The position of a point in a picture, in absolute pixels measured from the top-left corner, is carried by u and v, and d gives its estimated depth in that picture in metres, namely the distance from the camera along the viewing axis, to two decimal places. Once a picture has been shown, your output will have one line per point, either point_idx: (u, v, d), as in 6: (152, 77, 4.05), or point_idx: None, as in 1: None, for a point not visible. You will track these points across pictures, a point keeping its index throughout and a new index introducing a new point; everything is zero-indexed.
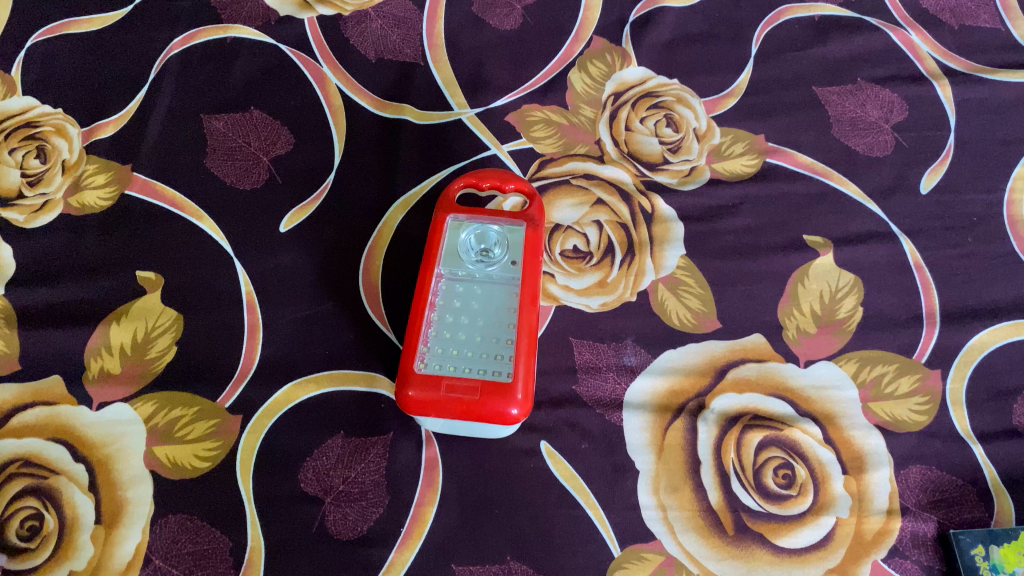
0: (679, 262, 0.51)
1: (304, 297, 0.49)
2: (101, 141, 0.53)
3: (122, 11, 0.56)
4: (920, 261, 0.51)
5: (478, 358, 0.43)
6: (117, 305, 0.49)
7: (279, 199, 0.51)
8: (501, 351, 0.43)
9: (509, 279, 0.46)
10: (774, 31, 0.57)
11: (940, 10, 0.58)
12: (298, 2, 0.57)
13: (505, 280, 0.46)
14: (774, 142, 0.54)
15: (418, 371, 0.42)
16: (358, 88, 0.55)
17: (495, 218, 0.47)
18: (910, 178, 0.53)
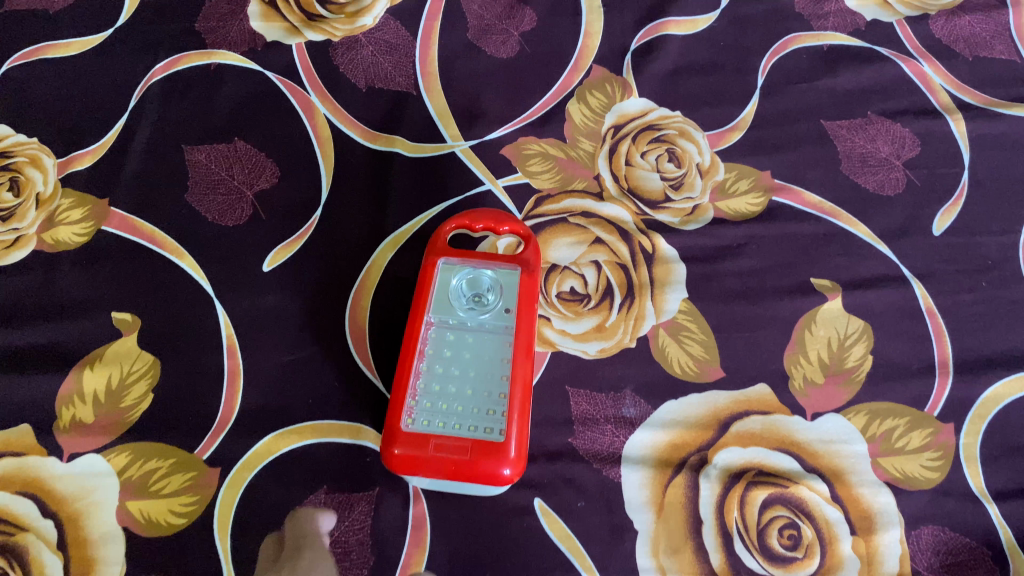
0: (681, 306, 0.49)
1: (288, 341, 0.47)
2: (77, 173, 0.50)
3: (103, 35, 0.54)
4: (932, 307, 0.49)
5: (468, 415, 0.41)
6: (91, 349, 0.46)
7: (263, 236, 0.49)
8: (493, 407, 0.41)
9: (503, 328, 0.44)
10: (781, 61, 0.55)
11: (954, 40, 0.56)
12: (285, 27, 0.54)
13: (498, 329, 0.44)
14: (781, 179, 0.52)
15: (405, 428, 0.40)
16: (348, 119, 0.52)
17: (489, 262, 0.45)
18: (923, 218, 0.51)
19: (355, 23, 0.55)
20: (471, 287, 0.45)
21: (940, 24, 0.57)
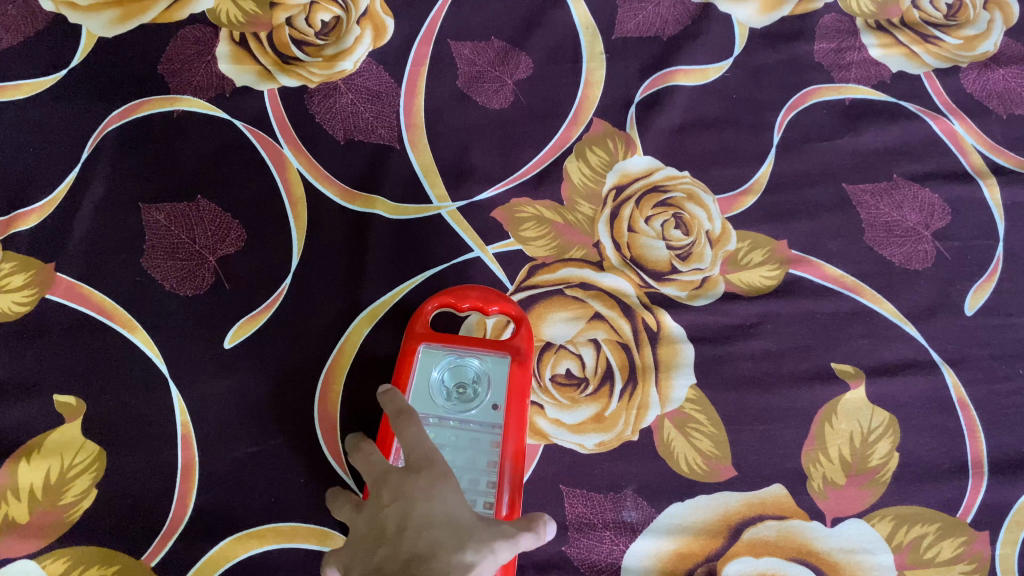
0: (688, 394, 0.44)
1: (250, 430, 0.42)
2: (21, 234, 0.45)
3: (55, 76, 0.49)
4: (965, 398, 0.44)
5: None
6: (28, 438, 0.41)
7: (226, 307, 0.44)
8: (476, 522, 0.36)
9: (489, 425, 0.39)
10: (799, 117, 0.50)
11: (987, 95, 0.51)
12: (257, 70, 0.49)
13: (484, 427, 0.39)
14: (798, 249, 0.47)
15: None
16: (323, 175, 0.47)
17: (475, 349, 0.40)
18: (953, 296, 0.47)
19: (334, 67, 0.50)
20: (454, 378, 0.40)
21: (972, 78, 0.52)
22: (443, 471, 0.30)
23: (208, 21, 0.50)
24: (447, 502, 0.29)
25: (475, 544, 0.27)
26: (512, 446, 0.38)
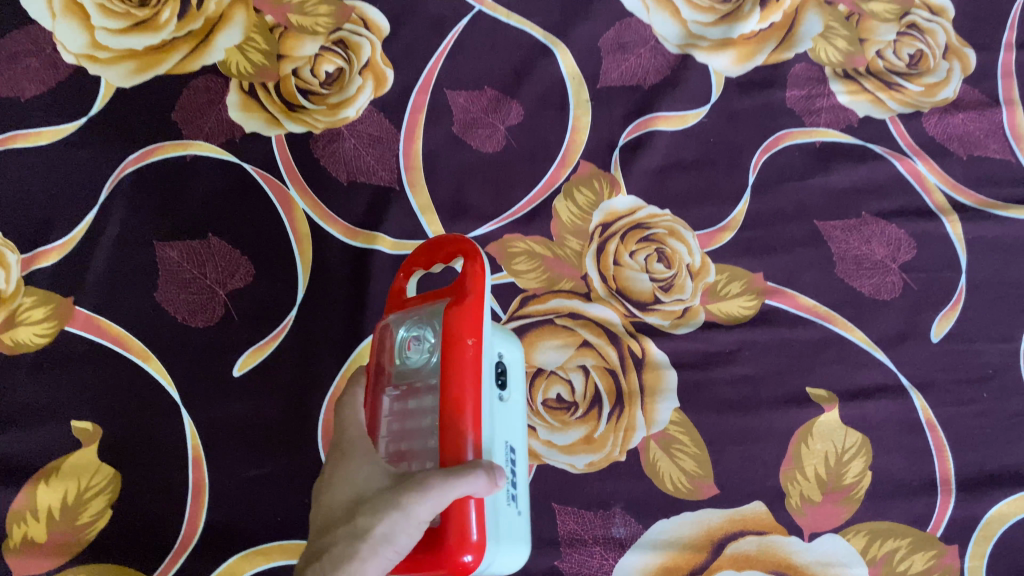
0: (672, 417, 0.46)
1: (258, 453, 0.44)
2: (41, 271, 0.48)
3: (76, 123, 0.52)
4: (933, 419, 0.47)
5: None
6: (48, 460, 0.44)
7: (235, 339, 0.47)
8: None
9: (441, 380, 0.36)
10: (772, 158, 0.54)
11: (948, 138, 0.55)
12: (266, 117, 0.53)
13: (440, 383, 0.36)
14: (774, 281, 0.50)
15: None
16: (327, 214, 0.51)
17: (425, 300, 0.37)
18: (921, 324, 0.50)
19: (338, 115, 0.53)
20: (414, 334, 0.37)
21: (933, 122, 0.55)
22: (361, 451, 0.35)
23: (219, 71, 0.53)
24: (355, 481, 0.34)
25: (381, 507, 0.32)
26: (453, 399, 0.34)
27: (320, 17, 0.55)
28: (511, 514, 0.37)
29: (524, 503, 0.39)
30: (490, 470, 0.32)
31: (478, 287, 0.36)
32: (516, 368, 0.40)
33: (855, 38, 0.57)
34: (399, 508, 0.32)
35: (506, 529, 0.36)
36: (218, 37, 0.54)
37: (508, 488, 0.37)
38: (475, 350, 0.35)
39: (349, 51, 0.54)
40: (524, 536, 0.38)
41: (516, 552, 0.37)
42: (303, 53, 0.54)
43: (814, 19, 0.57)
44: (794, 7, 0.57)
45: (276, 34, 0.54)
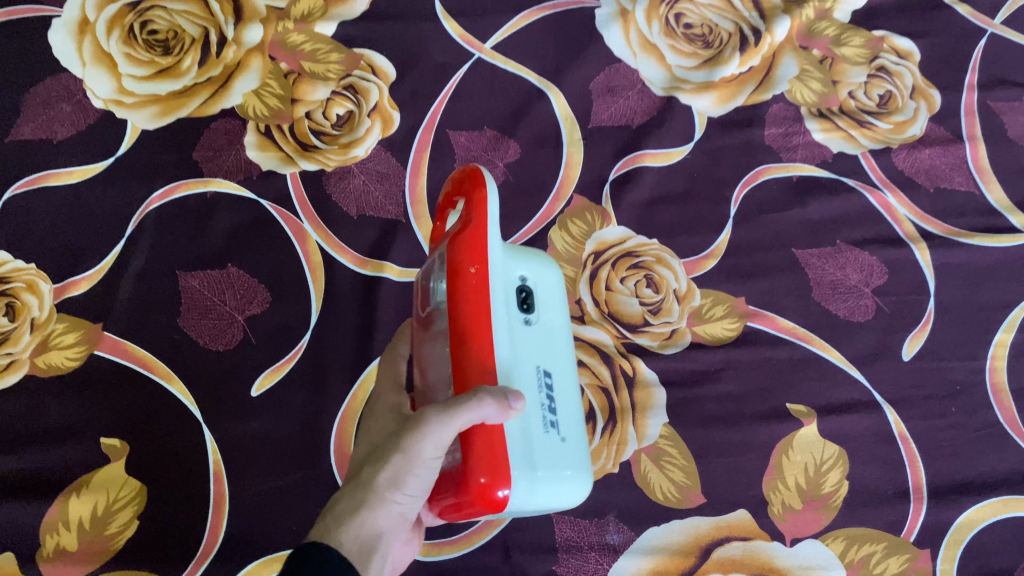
0: (662, 431, 0.50)
1: (277, 466, 0.48)
2: (73, 298, 0.51)
3: (104, 163, 0.56)
4: (905, 432, 0.51)
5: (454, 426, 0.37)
6: (78, 475, 0.47)
7: (254, 360, 0.50)
8: None
9: None
10: (752, 192, 0.58)
11: (917, 172, 0.59)
12: (281, 156, 0.57)
13: None
14: (755, 305, 0.54)
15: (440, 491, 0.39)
16: (339, 245, 0.54)
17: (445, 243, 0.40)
18: (893, 344, 0.53)
19: (348, 153, 0.57)
20: (432, 274, 0.41)
21: (902, 157, 0.59)
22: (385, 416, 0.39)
23: (237, 114, 0.58)
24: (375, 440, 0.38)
25: (386, 455, 0.36)
26: (464, 326, 0.36)
27: (331, 64, 0.59)
28: (551, 436, 0.38)
29: (570, 428, 0.39)
30: (496, 396, 0.33)
31: (478, 215, 0.38)
32: (545, 294, 0.42)
33: (829, 80, 0.62)
34: (400, 452, 0.35)
35: (547, 452, 0.37)
36: (237, 82, 0.58)
37: (545, 411, 0.38)
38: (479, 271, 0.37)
39: (359, 95, 0.59)
40: (575, 462, 0.39)
41: (569, 476, 0.38)
42: (315, 97, 0.58)
43: (790, 63, 0.62)
44: (771, 52, 0.62)
45: (290, 79, 0.58)
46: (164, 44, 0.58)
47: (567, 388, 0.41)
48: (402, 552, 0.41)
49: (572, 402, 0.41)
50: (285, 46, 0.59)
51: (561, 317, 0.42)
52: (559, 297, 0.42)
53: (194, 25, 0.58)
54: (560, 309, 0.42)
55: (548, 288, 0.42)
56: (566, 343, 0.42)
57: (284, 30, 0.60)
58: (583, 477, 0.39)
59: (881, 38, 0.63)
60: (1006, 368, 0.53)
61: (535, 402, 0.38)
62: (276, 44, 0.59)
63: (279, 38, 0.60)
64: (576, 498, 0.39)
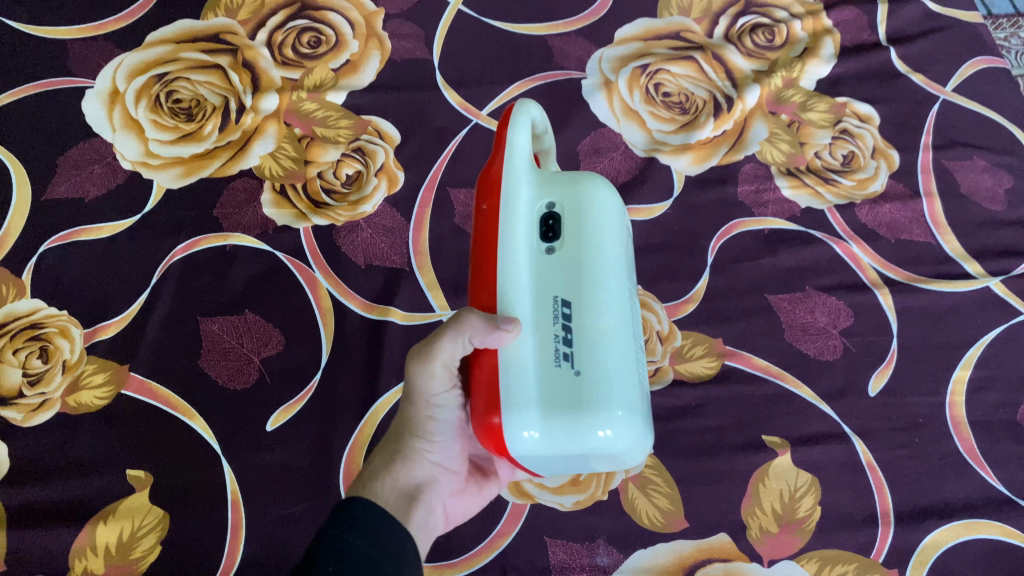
0: (647, 461, 0.54)
1: (292, 494, 0.52)
2: (102, 341, 0.56)
3: (131, 219, 0.61)
4: (872, 461, 0.55)
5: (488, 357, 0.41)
6: (105, 503, 0.51)
7: (269, 398, 0.55)
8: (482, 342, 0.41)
9: None
10: (727, 243, 0.63)
11: (878, 225, 0.64)
12: (295, 212, 0.62)
13: None
14: (731, 345, 0.58)
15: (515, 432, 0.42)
16: (348, 292, 0.59)
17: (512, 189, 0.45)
18: (859, 381, 0.58)
19: (357, 209, 0.62)
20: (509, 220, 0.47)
21: (865, 211, 0.65)
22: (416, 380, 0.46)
23: (254, 175, 0.63)
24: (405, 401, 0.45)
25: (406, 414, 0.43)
26: (480, 260, 0.41)
27: (341, 130, 0.65)
28: (559, 372, 0.37)
29: (595, 360, 0.37)
30: (478, 322, 0.37)
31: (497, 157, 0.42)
32: (578, 216, 0.39)
33: (796, 141, 0.67)
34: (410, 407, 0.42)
35: (554, 392, 0.36)
36: (254, 146, 0.64)
37: (558, 346, 0.37)
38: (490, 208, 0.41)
39: (366, 157, 0.64)
40: (615, 399, 0.36)
41: (614, 417, 0.36)
42: (326, 158, 0.63)
43: (761, 126, 0.68)
44: (743, 117, 0.68)
45: (303, 143, 0.64)
46: (187, 111, 0.64)
47: (606, 313, 0.38)
48: (463, 503, 0.47)
49: (623, 329, 0.38)
50: (299, 113, 0.65)
51: (601, 235, 0.39)
52: (600, 213, 0.40)
53: (215, 94, 0.65)
54: (600, 226, 0.39)
55: (583, 206, 0.40)
56: (617, 265, 0.39)
57: (298, 100, 0.66)
58: (619, 413, 0.36)
59: (843, 103, 0.69)
60: (964, 403, 0.57)
61: (546, 338, 0.38)
62: (291, 112, 0.65)
63: (293, 106, 0.65)
64: (626, 444, 0.36)
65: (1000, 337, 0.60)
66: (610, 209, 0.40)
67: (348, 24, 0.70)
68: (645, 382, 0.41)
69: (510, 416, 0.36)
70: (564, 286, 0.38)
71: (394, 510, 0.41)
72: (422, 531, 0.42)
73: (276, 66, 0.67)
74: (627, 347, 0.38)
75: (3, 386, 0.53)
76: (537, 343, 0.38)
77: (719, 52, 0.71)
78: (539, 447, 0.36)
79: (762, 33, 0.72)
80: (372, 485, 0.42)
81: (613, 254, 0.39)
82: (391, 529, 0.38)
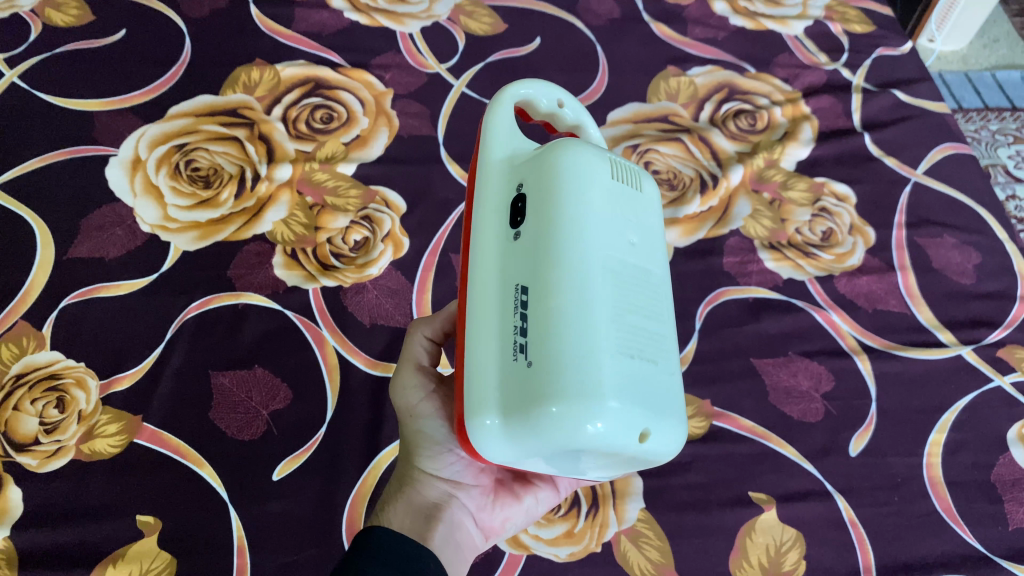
0: (639, 514, 0.56)
1: (298, 541, 0.54)
2: (117, 392, 0.58)
3: (148, 277, 0.64)
4: (854, 517, 0.57)
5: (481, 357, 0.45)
6: (114, 548, 0.52)
7: (275, 449, 0.57)
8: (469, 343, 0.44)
9: None
10: (715, 310, 0.66)
11: (856, 295, 0.68)
12: (304, 273, 0.65)
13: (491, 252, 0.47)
14: (719, 406, 0.61)
15: None
16: (354, 349, 0.62)
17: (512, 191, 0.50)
18: (841, 441, 0.60)
19: (364, 272, 0.66)
20: None
21: (843, 282, 0.68)
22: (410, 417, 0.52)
23: (267, 239, 0.66)
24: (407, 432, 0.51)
25: (412, 440, 0.49)
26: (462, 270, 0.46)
27: (350, 199, 0.69)
28: (520, 365, 0.39)
29: (543, 349, 0.38)
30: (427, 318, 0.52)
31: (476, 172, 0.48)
32: (535, 205, 0.43)
33: (778, 218, 0.71)
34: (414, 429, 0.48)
35: (516, 386, 0.38)
36: (267, 212, 0.67)
37: (517, 338, 0.40)
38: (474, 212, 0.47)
39: (374, 224, 0.68)
40: (581, 390, 0.36)
41: (606, 408, 0.36)
42: (336, 225, 0.67)
43: (744, 203, 0.72)
44: (727, 194, 0.72)
45: (314, 211, 0.68)
46: (205, 179, 0.68)
47: (570, 294, 0.39)
48: (491, 515, 0.51)
49: (592, 305, 0.39)
50: (311, 183, 0.69)
51: (561, 215, 0.41)
52: (559, 191, 0.42)
53: (232, 164, 0.69)
54: (558, 205, 0.41)
55: (542, 191, 0.42)
56: (588, 241, 0.40)
57: (310, 170, 0.70)
58: (586, 398, 0.36)
59: (822, 183, 0.74)
60: (941, 463, 0.60)
61: (511, 330, 0.40)
62: (303, 181, 0.69)
63: (306, 176, 0.69)
64: (605, 429, 0.36)
65: (972, 402, 0.63)
66: (573, 185, 0.42)
67: (359, 102, 0.75)
68: (657, 364, 0.40)
69: (480, 417, 0.39)
70: (524, 275, 0.41)
71: (411, 531, 0.46)
72: (447, 542, 0.47)
73: (290, 139, 0.71)
74: (600, 327, 0.38)
75: (19, 433, 0.55)
76: (505, 340, 0.41)
77: (705, 134, 0.76)
78: (515, 440, 0.38)
79: (744, 118, 0.78)
80: (387, 513, 0.47)
81: (576, 231, 0.41)
82: (406, 544, 0.43)
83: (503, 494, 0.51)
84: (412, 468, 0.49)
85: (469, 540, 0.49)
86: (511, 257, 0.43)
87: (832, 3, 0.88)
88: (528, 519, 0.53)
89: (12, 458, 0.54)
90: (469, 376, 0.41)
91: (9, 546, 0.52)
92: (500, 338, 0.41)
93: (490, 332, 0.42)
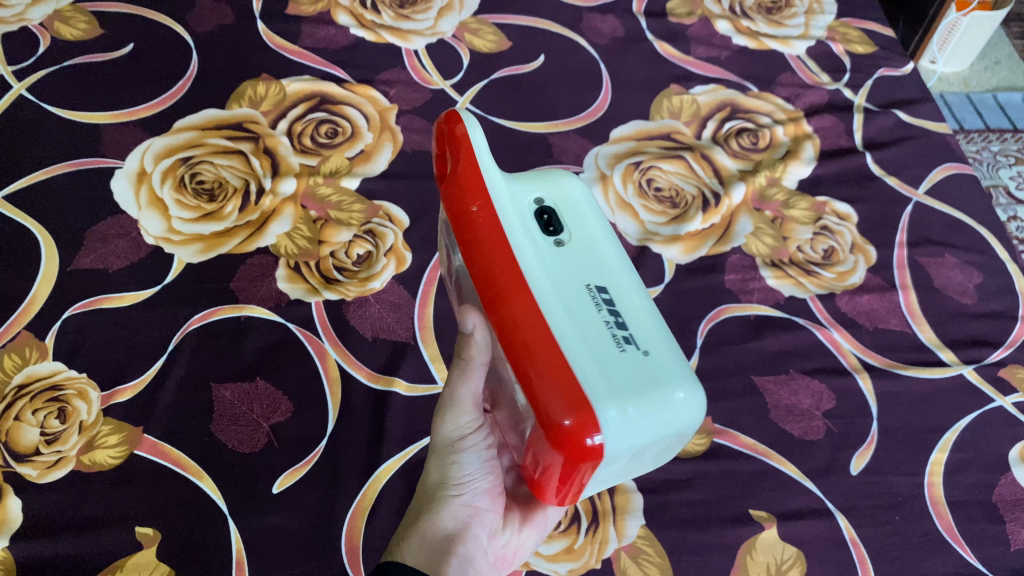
0: (639, 531, 0.56)
1: (297, 554, 0.54)
2: (118, 403, 0.58)
3: (151, 289, 0.64)
4: (855, 536, 0.57)
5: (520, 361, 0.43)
6: (113, 559, 0.52)
7: (276, 462, 0.57)
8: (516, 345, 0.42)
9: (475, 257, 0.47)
10: (716, 326, 0.66)
11: (858, 313, 0.68)
12: (307, 286, 0.65)
13: None
14: (720, 423, 0.61)
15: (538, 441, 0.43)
16: (355, 363, 0.62)
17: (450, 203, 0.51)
18: (842, 460, 0.60)
19: (366, 286, 0.66)
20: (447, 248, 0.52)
21: (845, 300, 0.68)
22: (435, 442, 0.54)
23: (270, 252, 0.66)
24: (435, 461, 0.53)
25: (438, 472, 0.52)
26: (494, 265, 0.43)
27: (354, 213, 0.69)
28: (631, 354, 0.40)
29: (649, 338, 0.41)
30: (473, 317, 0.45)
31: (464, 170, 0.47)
32: (572, 213, 0.45)
33: (779, 236, 0.72)
34: (444, 464, 0.52)
35: (632, 369, 0.39)
36: (271, 226, 0.67)
37: (615, 330, 0.41)
38: (474, 210, 0.45)
39: (377, 239, 0.68)
40: (686, 375, 0.40)
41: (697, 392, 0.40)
42: (339, 239, 0.67)
43: (746, 221, 0.72)
44: (729, 212, 0.73)
45: (317, 224, 0.68)
46: (210, 192, 0.68)
47: (635, 295, 0.43)
48: (513, 542, 0.53)
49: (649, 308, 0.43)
50: (315, 197, 0.69)
51: (599, 230, 0.45)
52: (589, 210, 0.46)
53: (237, 177, 0.69)
54: (593, 221, 0.45)
55: (573, 206, 0.46)
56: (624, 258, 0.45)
57: (314, 185, 0.70)
58: (690, 380, 0.40)
59: (823, 203, 0.74)
60: (942, 483, 0.60)
61: (600, 322, 0.41)
62: (307, 196, 0.69)
63: (310, 191, 0.70)
64: (698, 414, 0.40)
65: (973, 421, 0.63)
66: (593, 208, 0.47)
67: (364, 118, 0.75)
68: None
69: (602, 406, 0.38)
70: (589, 275, 0.43)
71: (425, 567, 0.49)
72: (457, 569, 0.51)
73: (295, 153, 0.72)
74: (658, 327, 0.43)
75: (21, 444, 0.55)
76: (594, 329, 0.41)
77: (707, 152, 0.76)
78: (638, 421, 0.38)
79: (746, 136, 0.78)
80: (401, 547, 0.50)
81: (616, 249, 0.45)
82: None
83: (516, 516, 0.54)
84: (434, 497, 0.52)
85: (484, 566, 0.52)
86: (556, 257, 0.43)
87: (835, 24, 0.88)
88: (541, 539, 0.54)
89: (12, 469, 0.54)
90: (571, 361, 0.39)
91: (8, 556, 0.52)
92: (584, 328, 0.41)
93: (569, 322, 0.41)
